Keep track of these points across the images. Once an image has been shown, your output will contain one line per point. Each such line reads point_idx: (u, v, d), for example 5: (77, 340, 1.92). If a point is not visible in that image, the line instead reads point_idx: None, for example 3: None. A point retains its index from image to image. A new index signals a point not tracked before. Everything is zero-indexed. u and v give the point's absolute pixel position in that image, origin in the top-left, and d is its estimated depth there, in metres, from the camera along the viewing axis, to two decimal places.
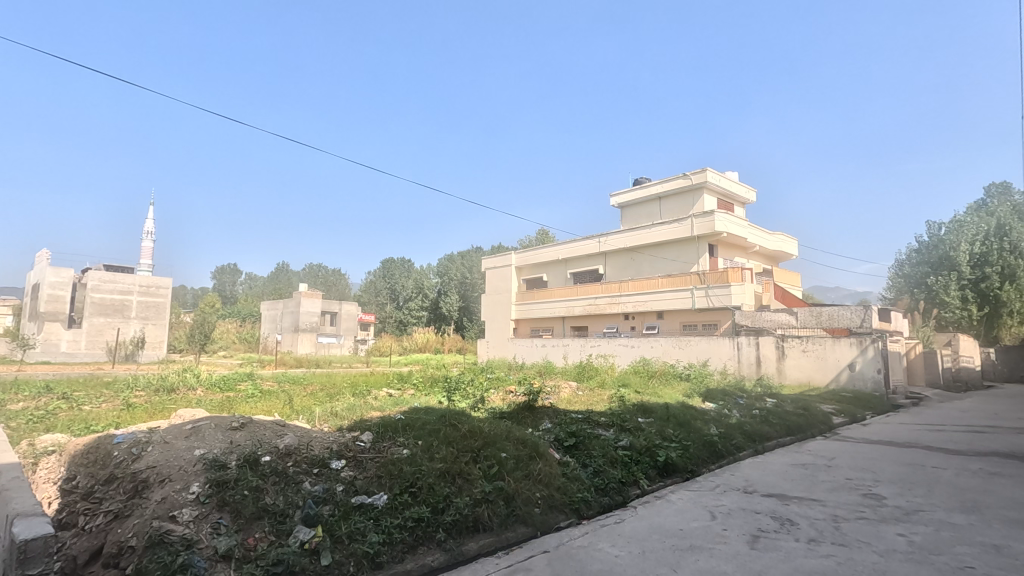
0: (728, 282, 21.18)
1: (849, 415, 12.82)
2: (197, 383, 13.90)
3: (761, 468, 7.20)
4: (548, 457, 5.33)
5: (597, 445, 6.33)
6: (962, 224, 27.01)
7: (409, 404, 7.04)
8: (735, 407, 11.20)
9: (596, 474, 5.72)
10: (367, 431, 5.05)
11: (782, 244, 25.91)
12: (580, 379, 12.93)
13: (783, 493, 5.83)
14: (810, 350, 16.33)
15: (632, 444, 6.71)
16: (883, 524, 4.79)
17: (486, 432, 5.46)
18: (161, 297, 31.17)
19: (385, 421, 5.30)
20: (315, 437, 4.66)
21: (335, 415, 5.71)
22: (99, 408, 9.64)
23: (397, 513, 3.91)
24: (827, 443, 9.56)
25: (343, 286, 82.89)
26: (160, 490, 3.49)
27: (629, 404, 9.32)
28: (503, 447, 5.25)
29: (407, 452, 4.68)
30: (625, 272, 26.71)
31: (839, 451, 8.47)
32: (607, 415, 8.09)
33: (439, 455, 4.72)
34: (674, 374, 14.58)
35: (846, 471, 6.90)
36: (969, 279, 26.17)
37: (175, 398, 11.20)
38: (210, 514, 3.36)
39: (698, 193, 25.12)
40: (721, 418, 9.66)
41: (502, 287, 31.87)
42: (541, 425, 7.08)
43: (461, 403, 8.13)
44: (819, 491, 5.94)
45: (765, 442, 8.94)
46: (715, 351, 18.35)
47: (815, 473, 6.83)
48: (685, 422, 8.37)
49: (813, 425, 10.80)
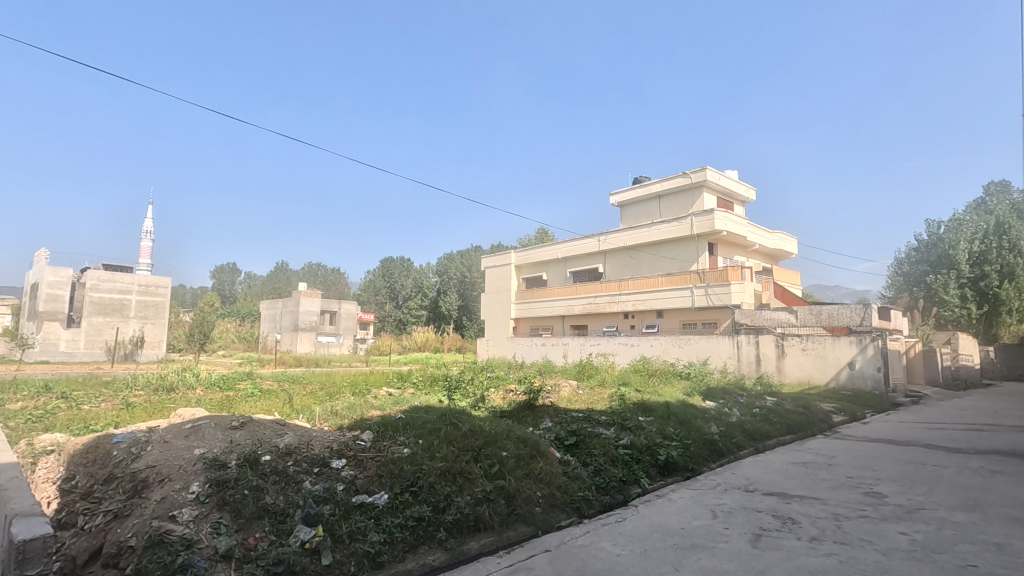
0: (728, 281, 21.17)
1: (849, 413, 12.83)
2: (196, 382, 13.87)
3: (762, 467, 7.19)
4: (548, 456, 5.31)
5: (598, 444, 6.30)
6: (961, 223, 27.07)
7: (409, 403, 7.00)
8: (735, 406, 11.19)
9: (597, 473, 5.71)
10: (367, 430, 5.03)
11: (782, 242, 25.91)
12: (580, 378, 12.91)
13: (784, 491, 5.82)
14: (811, 349, 16.33)
15: (633, 443, 6.70)
16: (885, 522, 4.78)
17: (487, 431, 5.44)
18: (160, 296, 31.12)
19: (385, 420, 5.28)
20: (316, 437, 4.63)
21: (336, 413, 5.69)
22: (98, 408, 9.60)
23: (398, 512, 3.90)
24: (827, 441, 9.56)
25: (342, 285, 82.82)
26: (159, 489, 3.47)
27: (629, 403, 9.30)
28: (504, 446, 5.23)
29: (408, 451, 4.66)
30: (625, 271, 26.69)
31: (839, 450, 8.46)
32: (608, 413, 8.07)
33: (439, 454, 4.70)
34: (674, 372, 14.57)
35: (847, 469, 6.90)
36: (968, 277, 26.22)
37: (174, 397, 11.16)
38: (210, 514, 3.34)
39: (697, 192, 25.10)
40: (722, 416, 9.65)
41: (502, 286, 31.82)
42: (542, 425, 7.06)
43: (462, 402, 8.10)
44: (821, 490, 5.92)
45: (765, 440, 8.93)
46: (715, 350, 18.34)
47: (816, 472, 6.82)
48: (686, 421, 8.36)
49: (813, 424, 10.80)
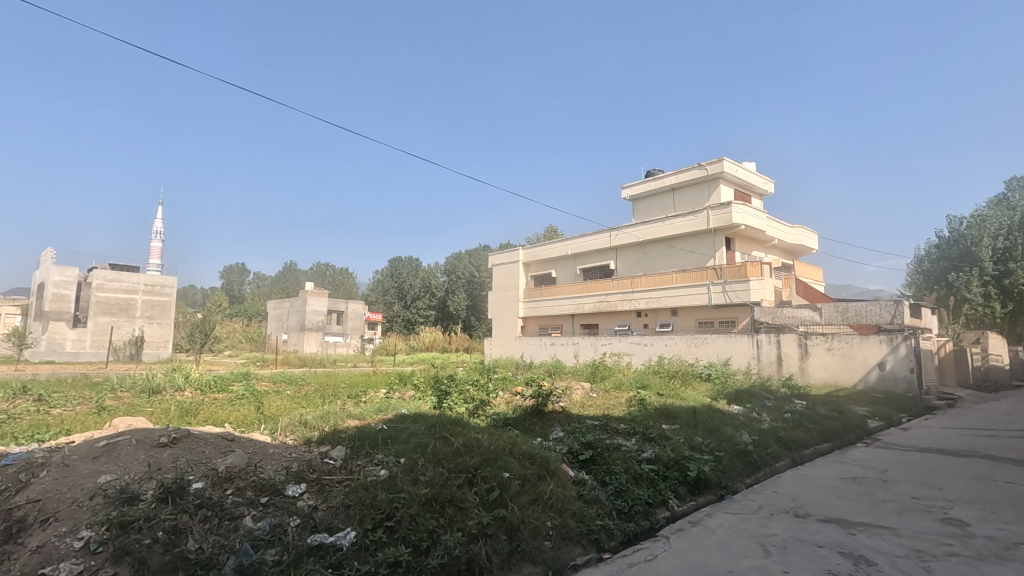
0: (746, 277, 20.11)
1: (885, 419, 11.79)
2: (186, 384, 13.05)
3: (806, 484, 6.19)
4: (560, 476, 4.35)
5: (618, 459, 5.33)
6: (983, 218, 25.73)
7: (396, 409, 6.05)
8: (763, 411, 10.16)
9: (618, 495, 4.78)
10: (340, 445, 4.11)
11: (801, 237, 24.78)
12: (593, 379, 11.96)
13: (844, 518, 4.84)
14: (836, 349, 15.27)
15: (658, 456, 5.71)
16: (985, 564, 3.80)
17: (485, 445, 4.41)
18: (166, 296, 30.56)
19: (362, 433, 4.34)
20: (272, 455, 3.75)
21: (303, 423, 4.75)
22: (69, 413, 8.79)
23: (368, 557, 3.01)
24: (870, 450, 8.55)
25: (351, 285, 82.38)
26: (39, 533, 2.61)
27: (650, 408, 8.31)
28: (506, 464, 4.23)
29: (389, 471, 3.74)
30: (637, 267, 25.62)
31: (890, 462, 7.44)
32: (628, 421, 7.08)
33: (425, 473, 3.73)
34: (695, 373, 13.54)
35: (907, 487, 5.90)
36: (991, 274, 24.96)
37: (157, 400, 10.39)
38: (100, 570, 2.47)
39: (713, 184, 24.03)
40: (752, 423, 8.63)
41: (509, 284, 30.78)
42: (552, 435, 6.13)
43: (460, 407, 7.24)
44: (886, 516, 4.93)
45: (802, 450, 7.95)
46: (734, 350, 17.32)
47: (872, 490, 5.82)
48: (714, 429, 7.37)
49: (850, 430, 9.76)
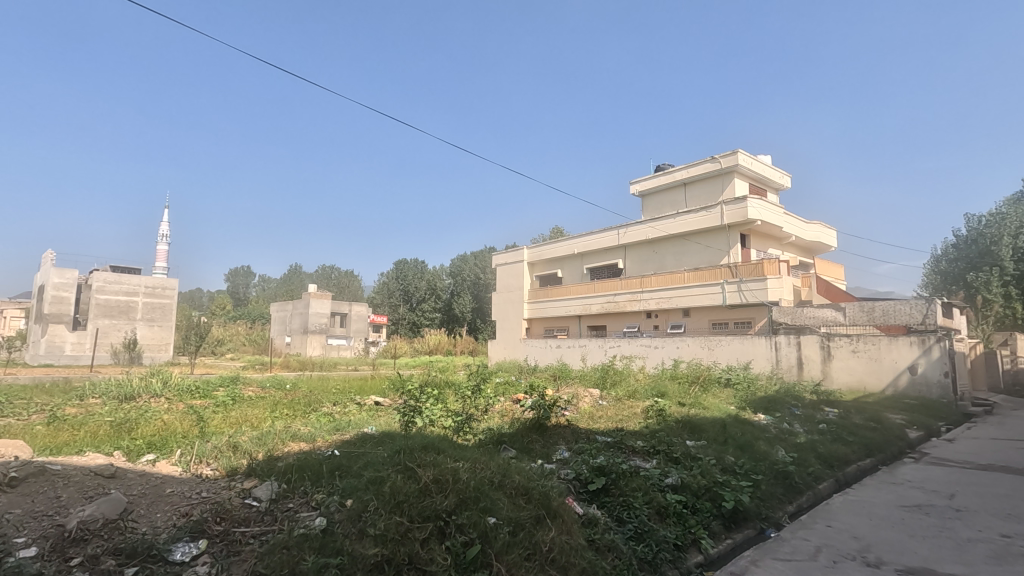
0: (763, 275, 18.96)
1: (923, 427, 10.66)
2: (164, 390, 12.00)
3: (864, 515, 5.08)
4: (564, 519, 3.27)
5: (634, 489, 4.28)
6: (1004, 217, 24.43)
7: (364, 426, 5.01)
8: (794, 420, 9.07)
9: (638, 538, 3.71)
10: (268, 482, 3.10)
11: (819, 234, 23.55)
12: (602, 384, 10.91)
13: (929, 568, 3.74)
14: (862, 351, 14.12)
15: (685, 483, 4.66)
16: None
17: (464, 476, 3.29)
18: (167, 298, 29.49)
19: (303, 463, 3.34)
20: (168, 498, 2.77)
21: (234, 447, 3.76)
22: (19, 425, 7.78)
23: None
24: (921, 467, 7.41)
25: (356, 288, 81.50)
26: None
27: (670, 421, 7.25)
28: (492, 505, 3.15)
29: (328, 521, 2.74)
30: (646, 265, 24.49)
31: (954, 484, 6.31)
32: (645, 437, 6.02)
33: (375, 524, 2.69)
34: (713, 378, 12.44)
35: (988, 521, 4.81)
36: (1012, 274, 23.55)
37: (123, 409, 9.39)
38: None
39: (727, 177, 22.97)
40: (786, 436, 7.54)
41: (514, 285, 29.65)
42: (553, 457, 5.13)
43: (445, 422, 6.18)
44: (983, 565, 3.83)
45: (845, 467, 6.85)
46: (753, 352, 16.21)
47: (949, 526, 4.71)
48: (746, 446, 6.28)
49: (892, 442, 8.62)
